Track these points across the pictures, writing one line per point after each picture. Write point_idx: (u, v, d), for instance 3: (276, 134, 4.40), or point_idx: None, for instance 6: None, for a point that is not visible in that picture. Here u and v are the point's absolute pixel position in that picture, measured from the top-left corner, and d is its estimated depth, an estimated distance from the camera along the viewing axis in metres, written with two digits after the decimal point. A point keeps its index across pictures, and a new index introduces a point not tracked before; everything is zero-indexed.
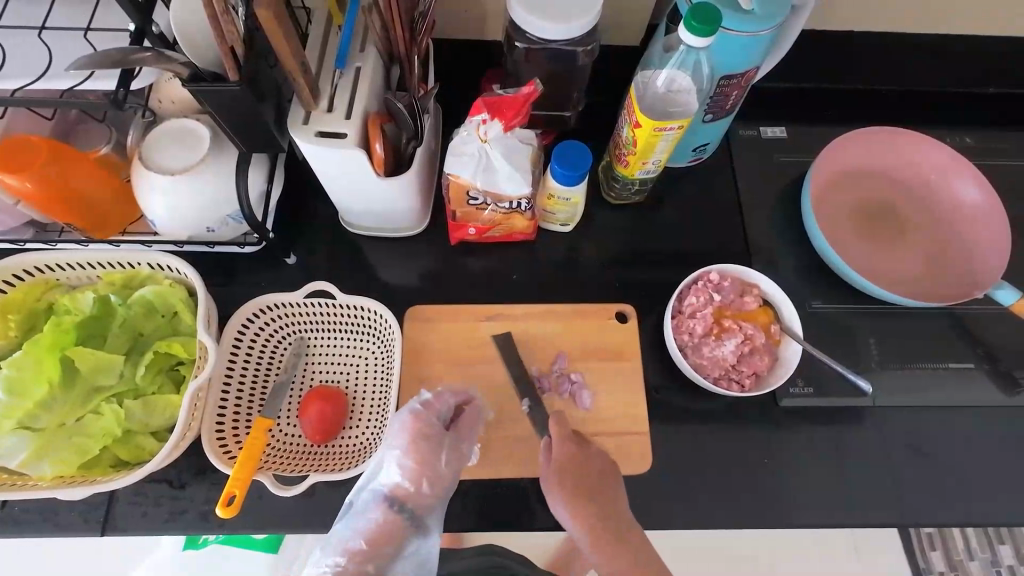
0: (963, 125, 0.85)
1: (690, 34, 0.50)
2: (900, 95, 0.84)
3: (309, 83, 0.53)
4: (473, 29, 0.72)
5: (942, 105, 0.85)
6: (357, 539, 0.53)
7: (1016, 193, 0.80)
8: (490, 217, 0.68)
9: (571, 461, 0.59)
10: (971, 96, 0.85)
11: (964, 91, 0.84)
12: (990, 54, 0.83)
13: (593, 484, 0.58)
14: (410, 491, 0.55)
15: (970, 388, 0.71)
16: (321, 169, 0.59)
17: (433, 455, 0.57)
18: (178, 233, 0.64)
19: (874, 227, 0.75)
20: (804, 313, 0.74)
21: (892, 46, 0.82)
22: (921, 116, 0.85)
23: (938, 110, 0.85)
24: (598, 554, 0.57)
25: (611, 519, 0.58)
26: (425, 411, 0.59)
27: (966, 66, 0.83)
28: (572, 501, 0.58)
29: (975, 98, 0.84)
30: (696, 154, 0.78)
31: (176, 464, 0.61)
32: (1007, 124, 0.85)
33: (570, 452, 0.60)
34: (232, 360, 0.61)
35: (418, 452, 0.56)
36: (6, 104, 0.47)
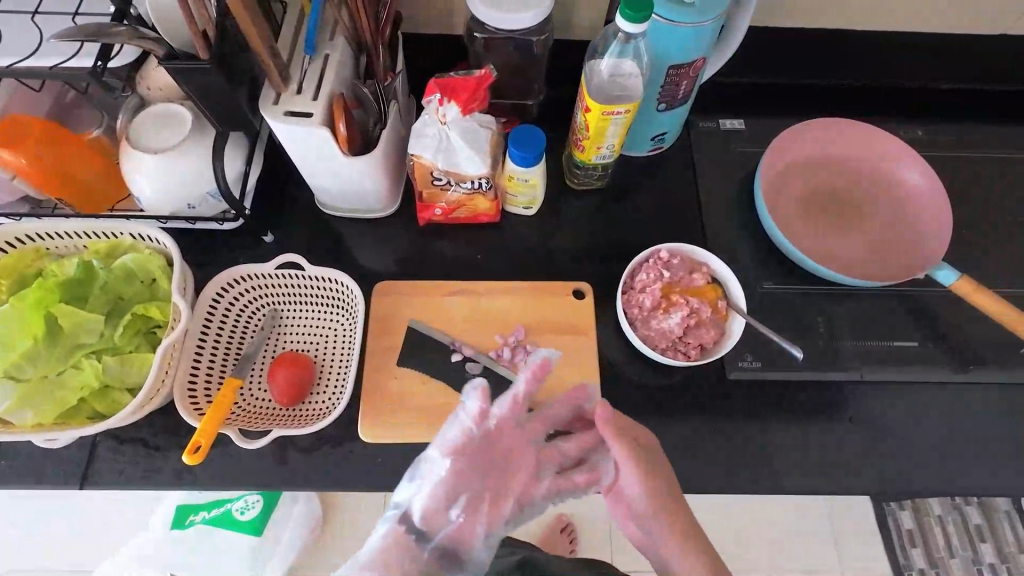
0: (966, 121, 0.88)
1: (625, 21, 0.55)
2: (888, 94, 0.89)
3: (278, 66, 0.58)
4: (440, 24, 0.76)
5: (940, 105, 0.88)
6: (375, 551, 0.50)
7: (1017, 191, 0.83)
8: (454, 198, 0.72)
9: (650, 468, 0.59)
10: (971, 96, 0.89)
11: (964, 91, 0.89)
12: (991, 54, 0.87)
13: (654, 462, 0.60)
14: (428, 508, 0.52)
15: (917, 365, 0.73)
16: (292, 148, 0.63)
17: (469, 464, 0.53)
18: (162, 208, 0.69)
19: (824, 212, 0.79)
20: (755, 293, 0.77)
21: (883, 44, 0.86)
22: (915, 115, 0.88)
23: (933, 109, 0.88)
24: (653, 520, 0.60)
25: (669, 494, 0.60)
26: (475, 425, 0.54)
27: (967, 66, 0.88)
28: (662, 502, 0.60)
29: (976, 98, 0.88)
30: (655, 143, 0.82)
31: (150, 425, 0.65)
32: (1007, 122, 0.88)
33: (635, 452, 0.58)
34: (206, 326, 0.65)
35: (460, 461, 0.53)
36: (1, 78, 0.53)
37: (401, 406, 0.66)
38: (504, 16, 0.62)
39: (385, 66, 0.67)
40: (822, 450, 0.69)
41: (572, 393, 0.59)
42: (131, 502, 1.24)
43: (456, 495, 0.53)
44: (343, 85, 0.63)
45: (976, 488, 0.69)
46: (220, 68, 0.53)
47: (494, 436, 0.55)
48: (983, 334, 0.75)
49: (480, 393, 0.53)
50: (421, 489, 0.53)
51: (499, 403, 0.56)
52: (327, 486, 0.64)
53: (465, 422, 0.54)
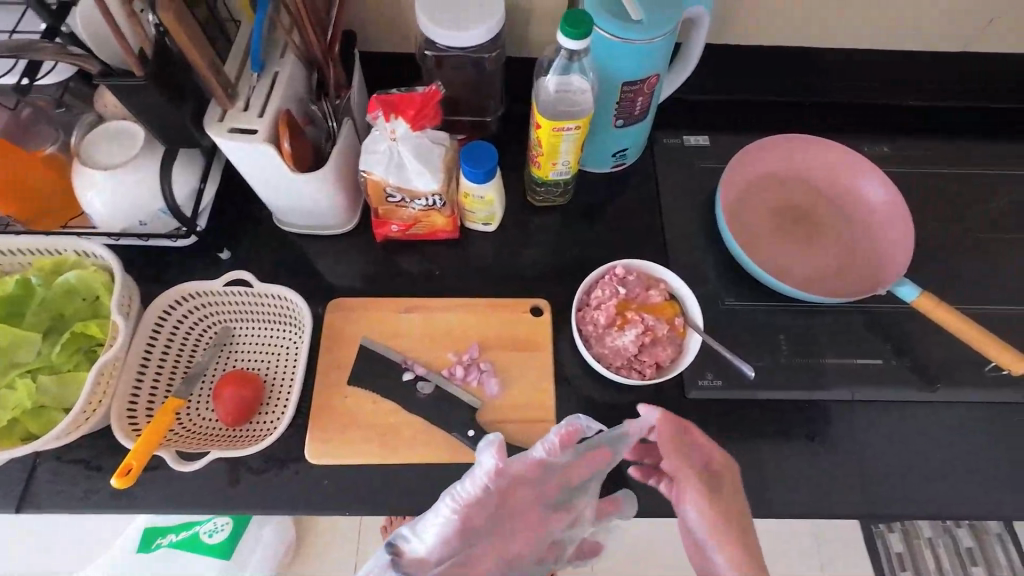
0: (937, 135, 0.88)
1: (565, 37, 0.56)
2: (857, 109, 0.89)
3: (222, 84, 0.57)
4: (396, 42, 0.76)
5: (905, 120, 0.89)
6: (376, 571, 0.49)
7: (981, 205, 0.83)
8: (410, 213, 0.71)
9: (706, 480, 0.60)
10: (937, 112, 0.89)
11: (933, 105, 0.89)
12: (959, 70, 0.87)
13: (718, 480, 0.61)
14: (423, 558, 0.49)
15: (882, 383, 0.72)
16: (240, 165, 0.63)
17: (477, 514, 0.52)
18: (112, 224, 0.68)
19: (786, 227, 0.78)
20: (718, 309, 0.75)
21: (852, 61, 0.87)
22: (882, 131, 0.88)
23: (899, 124, 0.88)
24: (719, 536, 0.59)
25: (732, 509, 0.60)
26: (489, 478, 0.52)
27: (932, 81, 0.88)
28: (720, 512, 0.60)
29: (943, 114, 0.89)
30: (617, 159, 0.81)
31: (93, 446, 0.64)
32: (980, 134, 0.88)
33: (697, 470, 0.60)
34: (151, 343, 0.64)
35: (469, 512, 0.51)
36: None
37: (350, 425, 0.65)
38: (454, 32, 0.62)
39: (337, 83, 0.67)
40: (786, 472, 0.67)
41: (594, 462, 0.59)
42: (99, 523, 1.21)
43: (459, 554, 0.50)
44: (293, 102, 0.63)
45: (940, 510, 0.67)
46: (158, 86, 0.54)
47: (511, 493, 0.54)
48: (947, 350, 0.74)
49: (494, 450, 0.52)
50: (424, 530, 0.51)
51: (520, 456, 0.55)
52: (274, 508, 0.62)
53: (479, 476, 0.53)
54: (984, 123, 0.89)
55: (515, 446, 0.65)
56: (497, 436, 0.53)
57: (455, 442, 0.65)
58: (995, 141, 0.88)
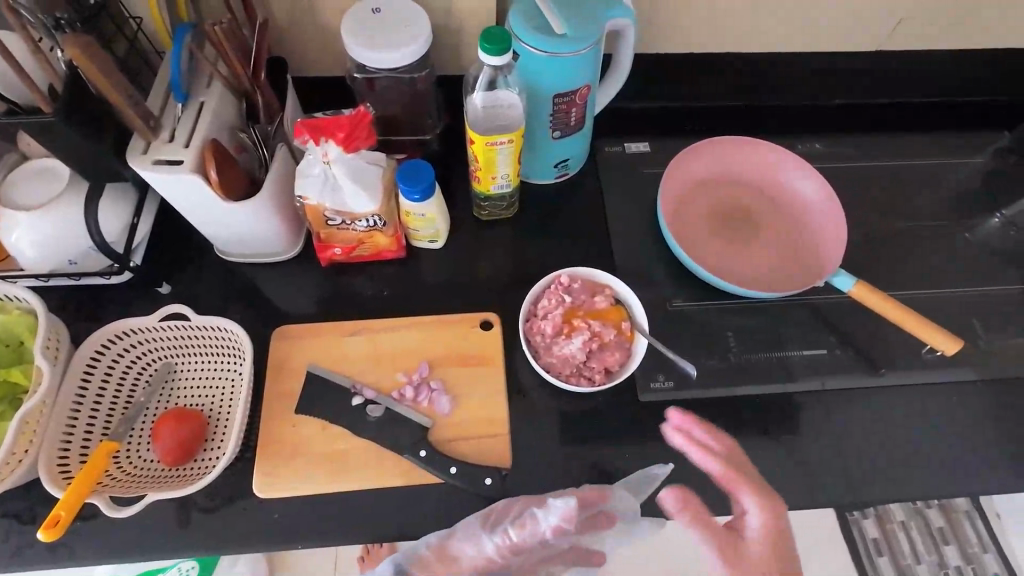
0: (864, 130, 0.92)
1: (485, 54, 0.58)
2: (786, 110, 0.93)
3: (143, 116, 0.57)
4: (329, 67, 0.76)
5: (833, 117, 0.92)
6: (429, 549, 0.60)
7: (906, 193, 0.87)
8: (353, 235, 0.71)
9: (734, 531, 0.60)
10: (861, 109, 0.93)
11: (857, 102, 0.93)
12: (874, 69, 0.92)
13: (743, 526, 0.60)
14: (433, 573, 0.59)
15: (828, 372, 0.73)
16: (171, 197, 0.62)
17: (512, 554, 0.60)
18: (39, 266, 0.66)
19: (726, 227, 0.80)
20: (667, 311, 0.76)
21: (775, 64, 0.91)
22: (807, 126, 0.91)
23: (828, 121, 0.92)
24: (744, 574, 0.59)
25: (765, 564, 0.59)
26: (531, 532, 0.59)
27: (852, 80, 0.93)
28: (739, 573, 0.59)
29: (867, 110, 0.93)
30: (560, 171, 0.82)
31: (27, 498, 0.61)
32: (903, 127, 0.92)
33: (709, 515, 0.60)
34: (85, 385, 0.62)
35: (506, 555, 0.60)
36: None
37: (301, 455, 0.63)
38: (381, 54, 0.63)
39: (268, 109, 0.66)
40: None
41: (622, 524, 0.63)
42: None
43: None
44: (225, 131, 0.63)
45: (893, 492, 0.68)
46: (70, 123, 0.53)
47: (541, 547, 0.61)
48: (887, 336, 0.76)
49: (564, 514, 0.58)
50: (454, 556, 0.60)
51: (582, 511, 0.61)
52: (227, 549, 0.61)
53: (537, 528, 0.59)
54: (904, 116, 0.93)
55: (470, 462, 0.64)
56: (570, 504, 0.58)
57: (409, 464, 0.64)
58: (914, 132, 0.92)
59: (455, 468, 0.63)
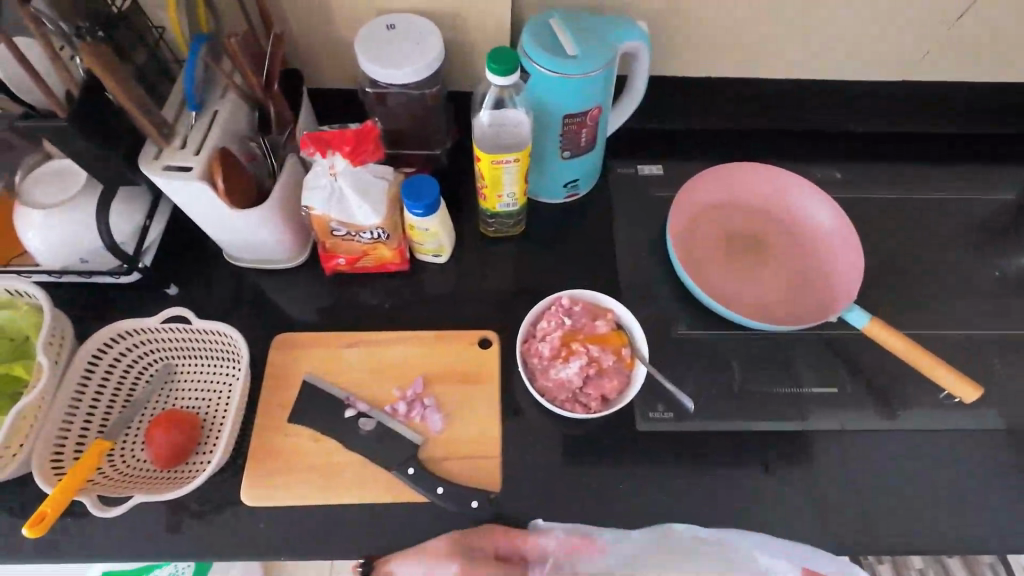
0: (885, 159, 0.89)
1: (492, 74, 0.58)
2: (805, 137, 0.90)
3: (156, 123, 0.58)
4: (345, 80, 0.77)
5: (854, 146, 0.89)
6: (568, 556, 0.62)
7: (929, 228, 0.84)
8: (357, 247, 0.71)
9: None
10: (881, 138, 0.91)
11: (877, 131, 0.90)
12: (897, 98, 0.90)
13: None
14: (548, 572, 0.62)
15: (838, 411, 0.70)
16: (180, 203, 0.63)
17: None
18: (52, 263, 0.67)
19: (735, 255, 0.78)
20: (672, 338, 0.74)
21: (794, 92, 0.89)
22: (827, 155, 0.89)
23: (849, 150, 0.89)
24: None
25: None
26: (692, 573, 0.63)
27: (874, 109, 0.90)
28: None
29: (888, 140, 0.90)
30: (569, 190, 0.81)
31: (22, 492, 0.61)
32: (929, 159, 0.89)
33: None
34: (84, 383, 0.63)
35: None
36: None
37: (292, 465, 0.63)
38: (390, 71, 0.63)
39: (279, 120, 0.67)
40: (746, 510, 0.65)
41: None
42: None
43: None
44: (236, 139, 0.64)
45: (907, 546, 0.64)
46: (83, 128, 0.54)
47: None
48: (901, 376, 0.72)
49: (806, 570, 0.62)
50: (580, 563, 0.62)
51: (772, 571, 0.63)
52: (216, 555, 0.60)
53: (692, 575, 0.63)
54: (930, 147, 0.90)
55: (459, 484, 0.63)
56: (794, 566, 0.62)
57: (398, 482, 0.63)
58: (932, 162, 0.89)
59: (442, 488, 0.61)
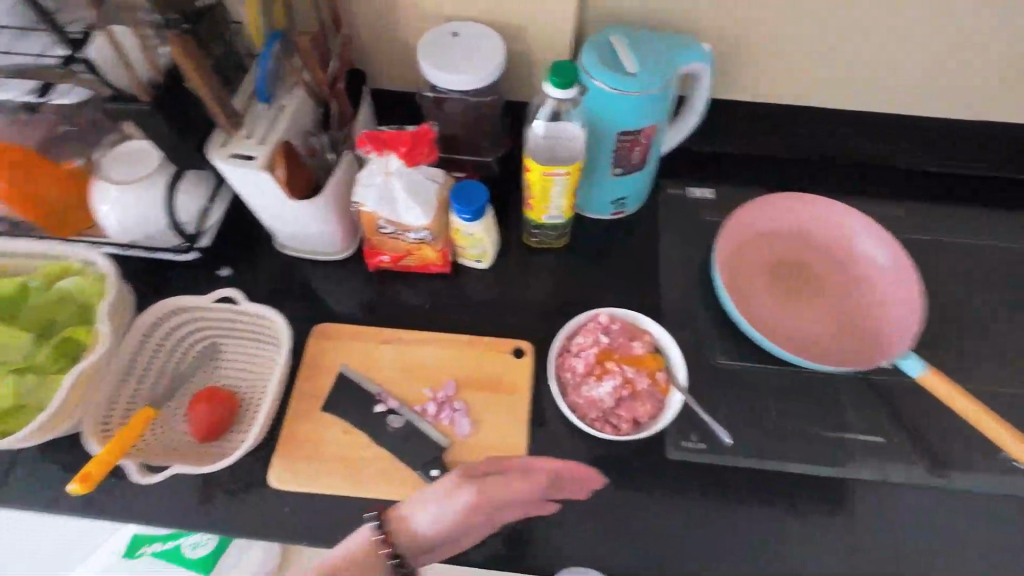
0: (954, 202, 0.84)
1: (551, 86, 0.59)
2: (868, 172, 0.87)
3: (227, 112, 0.61)
4: (406, 83, 0.79)
5: (922, 185, 0.85)
6: None
7: (998, 277, 0.78)
8: (401, 246, 0.72)
9: None
10: (952, 179, 0.86)
11: (948, 171, 0.86)
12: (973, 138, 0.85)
13: None
14: None
15: (884, 462, 0.66)
16: (240, 189, 0.65)
17: None
18: (120, 237, 0.72)
19: (784, 288, 0.75)
20: (710, 367, 0.72)
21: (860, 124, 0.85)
22: (890, 192, 0.85)
23: (916, 189, 0.85)
24: None
25: None
26: None
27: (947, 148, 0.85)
28: None
29: (960, 181, 0.85)
30: (616, 208, 0.80)
31: (70, 450, 0.65)
32: (1003, 204, 0.84)
33: None
34: (137, 353, 0.66)
35: None
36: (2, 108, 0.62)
37: (320, 454, 0.65)
38: (450, 76, 0.64)
39: (341, 117, 0.69)
40: (775, 555, 0.62)
41: None
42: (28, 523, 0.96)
43: None
44: (298, 133, 0.66)
45: None
46: (162, 112, 0.58)
47: None
48: (953, 432, 0.68)
49: None
50: None
51: None
52: (241, 533, 0.62)
53: None
54: (1006, 192, 0.84)
55: None
56: None
57: (421, 482, 0.63)
58: (1007, 209, 0.83)
59: None
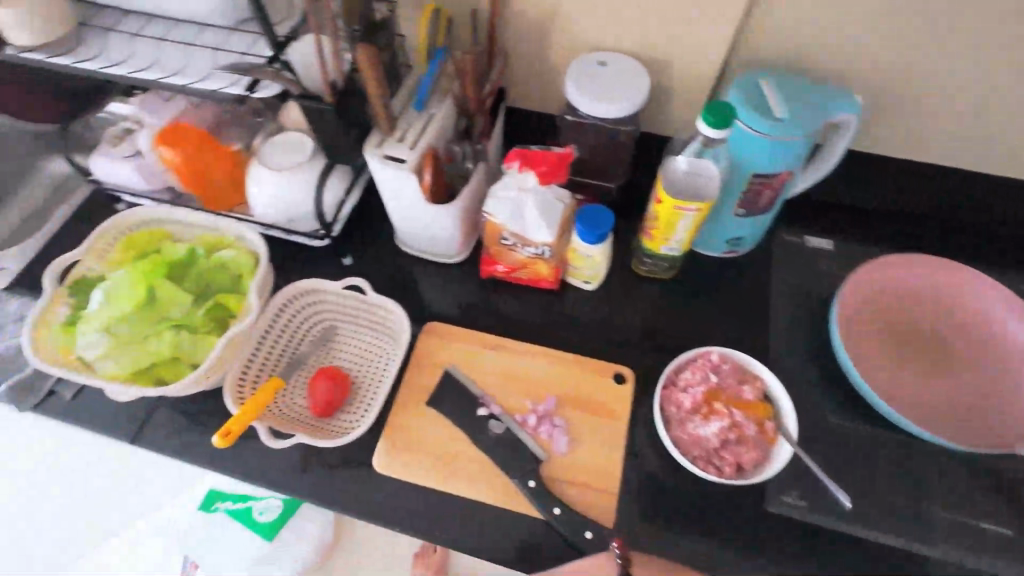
0: None
1: (704, 125, 0.60)
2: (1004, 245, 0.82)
3: (387, 117, 0.66)
4: (539, 103, 0.83)
5: None
6: None
7: None
8: (518, 258, 0.75)
9: None
10: None
11: None
12: None
13: None
14: None
15: (1003, 556, 0.62)
16: (383, 187, 0.70)
17: None
18: (266, 217, 0.78)
19: (906, 353, 0.72)
20: (815, 423, 0.70)
21: None
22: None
23: None
24: None
25: None
26: None
27: None
28: None
29: None
30: (730, 247, 0.79)
31: (202, 404, 0.71)
32: None
33: None
34: (271, 325, 0.73)
35: None
36: (203, 97, 0.63)
37: (422, 446, 0.67)
38: (595, 103, 0.66)
39: (481, 131, 0.73)
40: None
41: None
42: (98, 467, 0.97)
43: None
44: (443, 141, 0.70)
45: None
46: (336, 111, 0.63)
47: None
48: None
49: None
50: None
51: None
52: (341, 509, 0.65)
53: None
54: None
55: (572, 509, 0.63)
56: None
57: (514, 490, 0.65)
58: None
59: (558, 510, 0.62)
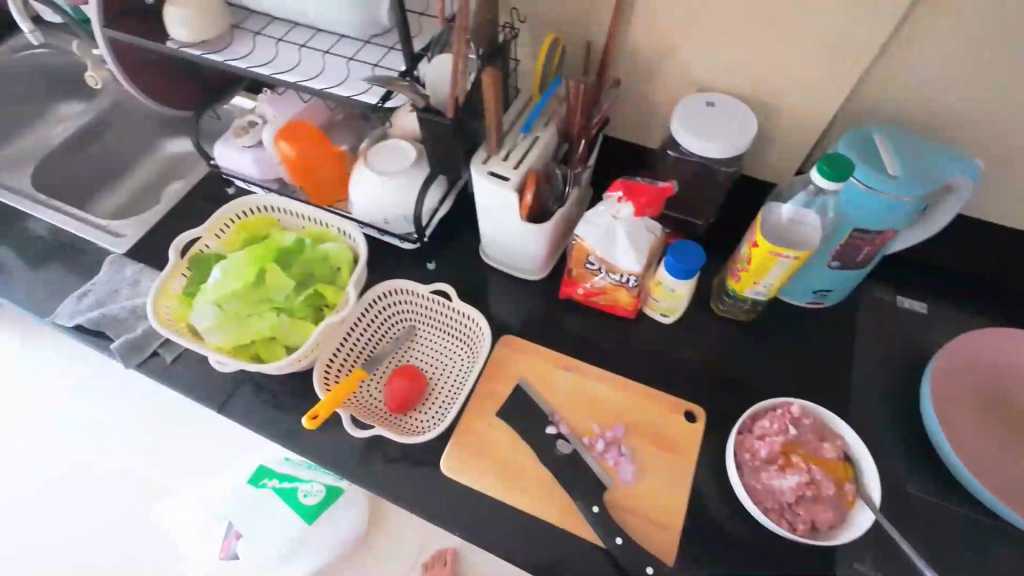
0: None
1: (818, 175, 0.59)
2: None
3: (497, 136, 0.69)
4: (637, 135, 0.85)
5: None
6: None
7: None
8: (599, 283, 0.76)
9: None
10: None
11: None
12: None
13: None
14: None
15: None
16: (481, 201, 0.73)
17: None
18: (364, 216, 0.82)
19: (1000, 433, 0.68)
20: (893, 491, 0.67)
21: None
22: None
23: None
24: None
25: None
26: None
27: None
28: None
29: None
30: (816, 297, 0.78)
31: (286, 384, 0.75)
32: None
33: None
34: (359, 319, 0.77)
35: None
36: (337, 101, 0.67)
37: (488, 455, 0.69)
38: (701, 142, 0.67)
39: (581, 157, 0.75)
40: None
41: None
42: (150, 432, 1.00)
43: None
44: (544, 163, 0.73)
45: None
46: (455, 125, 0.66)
47: None
48: None
49: None
50: None
51: None
52: (404, 504, 0.67)
53: None
54: None
55: (632, 541, 0.63)
56: None
57: (576, 513, 0.65)
58: None
59: (620, 540, 0.62)
